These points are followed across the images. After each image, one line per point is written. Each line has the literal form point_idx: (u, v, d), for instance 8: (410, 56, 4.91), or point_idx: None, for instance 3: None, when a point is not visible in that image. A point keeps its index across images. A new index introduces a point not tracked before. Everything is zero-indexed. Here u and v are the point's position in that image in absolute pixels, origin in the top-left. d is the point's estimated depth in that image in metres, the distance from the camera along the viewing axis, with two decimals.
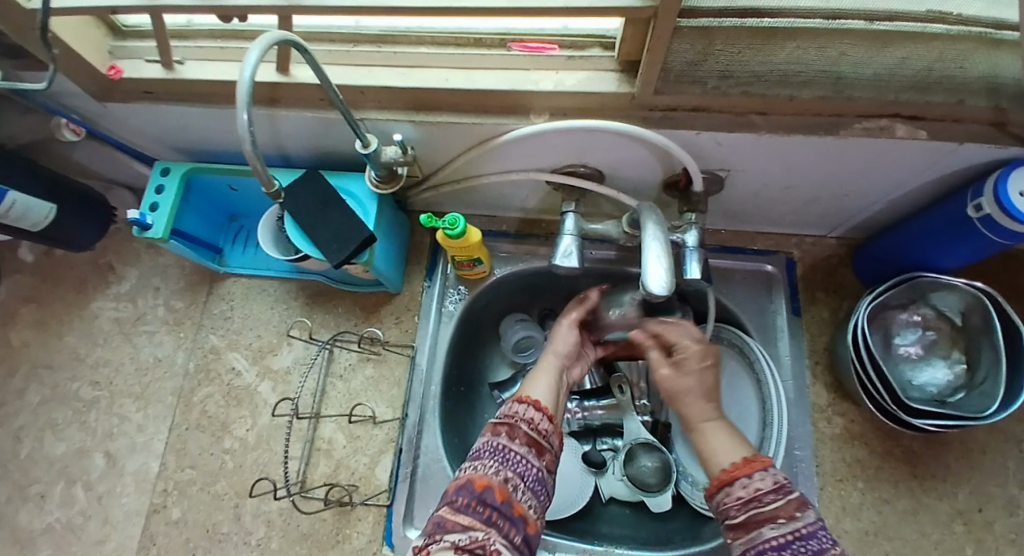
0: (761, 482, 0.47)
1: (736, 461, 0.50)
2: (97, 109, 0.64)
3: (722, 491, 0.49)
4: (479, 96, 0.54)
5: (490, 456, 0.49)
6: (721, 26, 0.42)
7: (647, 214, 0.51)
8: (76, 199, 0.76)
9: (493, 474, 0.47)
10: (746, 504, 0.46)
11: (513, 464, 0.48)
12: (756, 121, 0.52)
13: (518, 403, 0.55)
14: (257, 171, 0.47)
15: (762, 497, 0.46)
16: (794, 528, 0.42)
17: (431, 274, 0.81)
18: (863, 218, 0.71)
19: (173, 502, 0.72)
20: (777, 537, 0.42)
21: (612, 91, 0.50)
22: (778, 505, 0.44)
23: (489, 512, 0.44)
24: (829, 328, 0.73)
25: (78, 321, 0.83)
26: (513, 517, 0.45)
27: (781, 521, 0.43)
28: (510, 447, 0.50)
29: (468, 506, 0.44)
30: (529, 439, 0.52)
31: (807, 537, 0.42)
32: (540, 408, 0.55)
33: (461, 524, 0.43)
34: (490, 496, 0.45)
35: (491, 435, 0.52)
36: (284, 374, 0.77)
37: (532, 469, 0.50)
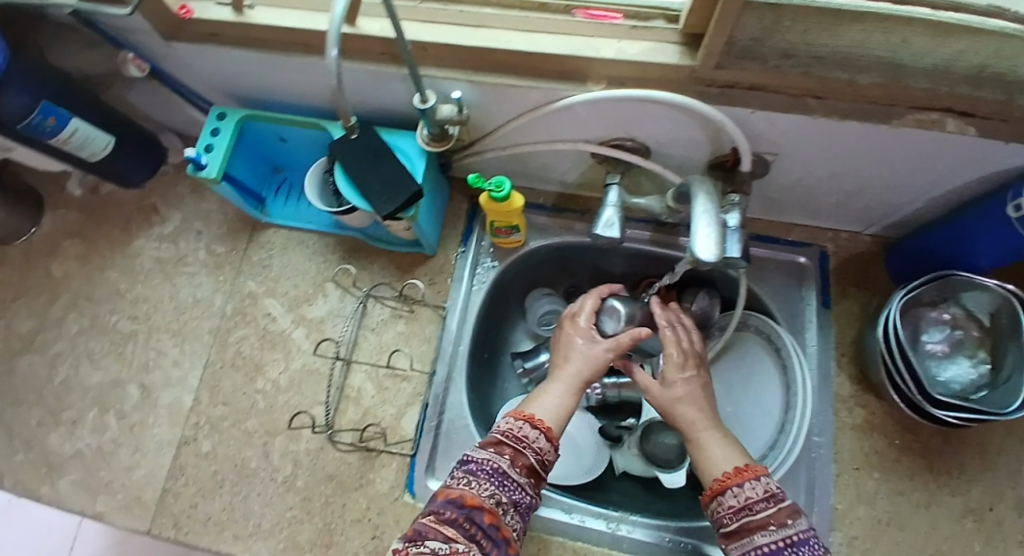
0: (753, 492, 0.49)
1: (729, 470, 0.52)
2: (161, 48, 0.66)
3: (715, 500, 0.51)
4: (540, 59, 0.55)
5: (488, 476, 0.51)
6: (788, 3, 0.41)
7: (699, 187, 0.52)
8: (129, 137, 0.78)
9: (486, 497, 0.49)
10: (739, 512, 0.49)
11: (508, 490, 0.51)
12: (812, 104, 0.53)
13: (530, 427, 0.56)
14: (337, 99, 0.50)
15: (753, 506, 0.48)
16: (785, 535, 0.45)
17: (467, 239, 0.82)
18: (900, 216, 0.72)
19: (205, 435, 0.74)
20: (768, 545, 0.45)
21: (674, 63, 0.51)
22: (769, 513, 0.47)
23: (473, 529, 0.47)
24: (856, 322, 0.74)
25: (121, 257, 0.85)
26: (497, 539, 0.48)
27: (773, 528, 0.46)
28: (509, 473, 0.52)
29: (455, 521, 0.47)
30: (530, 469, 0.54)
31: (797, 543, 0.44)
32: (551, 438, 0.56)
33: (443, 535, 0.45)
34: (479, 516, 0.48)
35: (495, 454, 0.54)
36: (319, 324, 0.79)
37: (525, 497, 0.53)
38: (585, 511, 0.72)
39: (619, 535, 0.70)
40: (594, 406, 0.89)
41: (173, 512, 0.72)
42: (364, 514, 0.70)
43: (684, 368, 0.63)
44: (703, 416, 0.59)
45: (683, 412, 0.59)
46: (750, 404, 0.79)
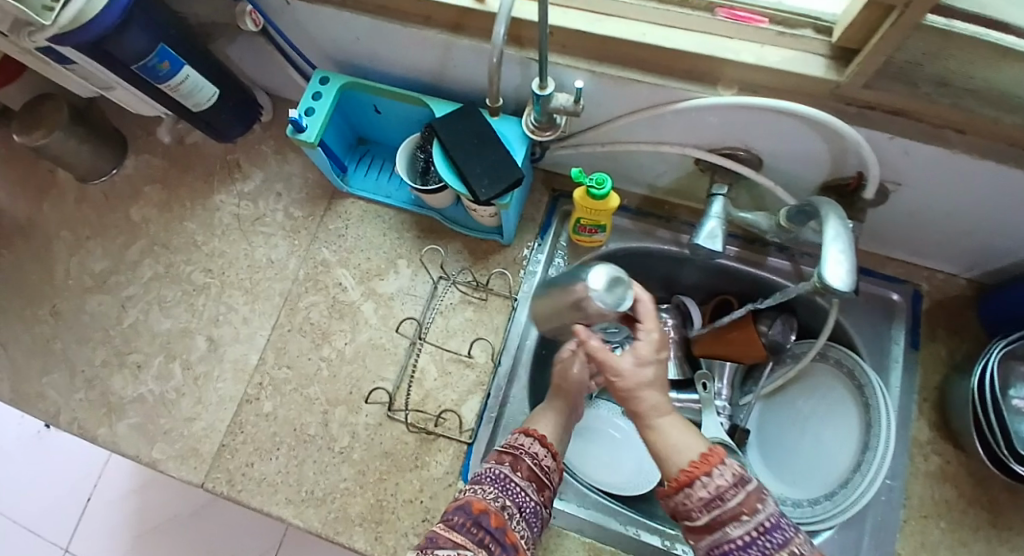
0: (720, 481, 0.48)
1: (693, 458, 0.49)
2: (280, 5, 0.66)
3: (680, 492, 0.49)
4: (674, 56, 0.53)
5: (491, 482, 0.56)
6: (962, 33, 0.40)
7: (830, 210, 0.50)
8: (229, 91, 0.78)
9: (491, 500, 0.54)
10: (710, 505, 0.47)
11: (511, 494, 0.56)
12: (951, 138, 0.51)
13: (525, 436, 0.62)
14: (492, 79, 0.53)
15: (724, 496, 0.47)
16: (759, 524, 0.46)
17: (543, 233, 0.81)
18: (1004, 263, 0.68)
19: (267, 396, 0.75)
20: (744, 538, 0.46)
21: (817, 76, 0.49)
22: (740, 501, 0.47)
23: (481, 534, 0.51)
24: (943, 368, 0.71)
25: (200, 210, 0.86)
26: (505, 543, 0.51)
27: (745, 517, 0.46)
28: (511, 478, 0.57)
29: (463, 526, 0.51)
30: (531, 473, 0.59)
31: (771, 530, 0.46)
32: (545, 443, 0.62)
33: (453, 542, 0.49)
34: (485, 520, 0.52)
35: (496, 463, 0.59)
36: (388, 300, 0.79)
37: (530, 501, 0.56)
38: (639, 526, 0.71)
39: (674, 554, 0.69)
40: None
41: (229, 468, 0.72)
42: (415, 495, 0.69)
43: (660, 349, 0.53)
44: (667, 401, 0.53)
45: (648, 398, 0.52)
46: (814, 435, 0.78)
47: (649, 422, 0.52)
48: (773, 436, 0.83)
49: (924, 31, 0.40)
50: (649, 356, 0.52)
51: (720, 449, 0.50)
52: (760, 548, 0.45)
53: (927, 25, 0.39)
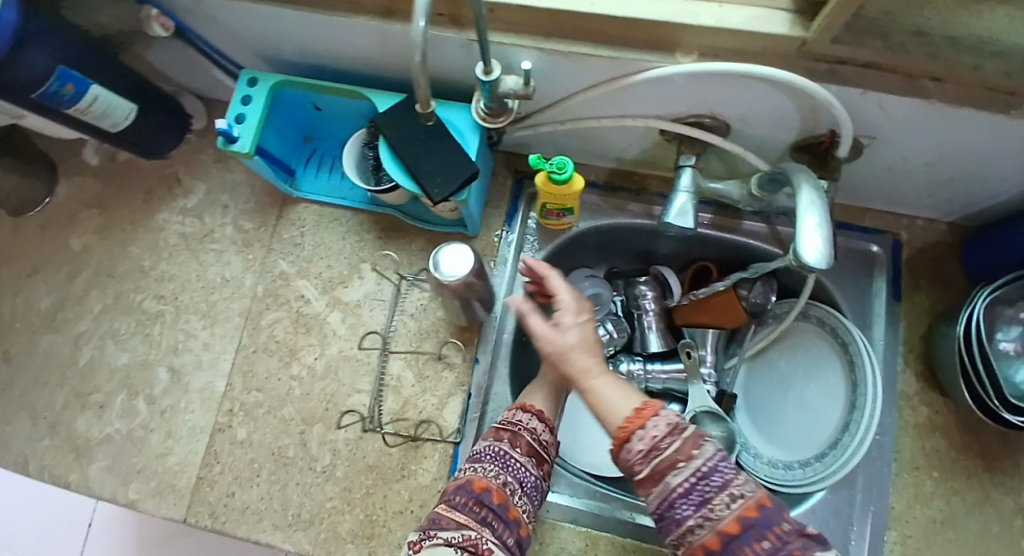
0: (655, 429, 0.48)
1: (630, 412, 0.49)
2: (192, 4, 0.59)
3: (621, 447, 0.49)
4: (628, 26, 0.49)
5: (491, 460, 0.55)
6: None
7: (803, 176, 0.47)
8: (153, 102, 0.72)
9: (493, 478, 0.53)
10: (649, 455, 0.47)
11: (513, 470, 0.54)
12: (929, 87, 0.47)
13: (523, 412, 0.61)
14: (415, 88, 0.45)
15: (659, 445, 0.47)
16: (696, 469, 0.45)
17: (511, 221, 0.77)
18: (985, 207, 0.66)
19: (239, 422, 0.72)
20: (684, 484, 0.45)
21: (783, 34, 0.45)
22: (676, 448, 0.46)
23: (485, 512, 0.50)
24: (927, 318, 0.69)
25: (144, 232, 0.80)
26: (508, 520, 0.50)
27: (681, 464, 0.46)
28: (512, 454, 0.56)
29: (466, 505, 0.50)
30: (531, 449, 0.58)
31: (709, 474, 0.44)
32: (543, 419, 0.61)
33: (456, 521, 0.49)
34: (488, 498, 0.51)
35: (495, 440, 0.57)
36: (355, 307, 0.75)
37: (530, 476, 0.55)
38: (634, 508, 0.70)
39: None
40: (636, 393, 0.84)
41: (209, 501, 0.69)
42: (405, 505, 0.68)
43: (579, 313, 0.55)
44: (597, 362, 0.53)
45: (576, 359, 0.53)
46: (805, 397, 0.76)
47: (583, 385, 0.53)
48: (761, 401, 0.80)
49: None
50: (570, 323, 0.54)
51: (656, 401, 0.50)
52: (701, 492, 0.44)
53: None
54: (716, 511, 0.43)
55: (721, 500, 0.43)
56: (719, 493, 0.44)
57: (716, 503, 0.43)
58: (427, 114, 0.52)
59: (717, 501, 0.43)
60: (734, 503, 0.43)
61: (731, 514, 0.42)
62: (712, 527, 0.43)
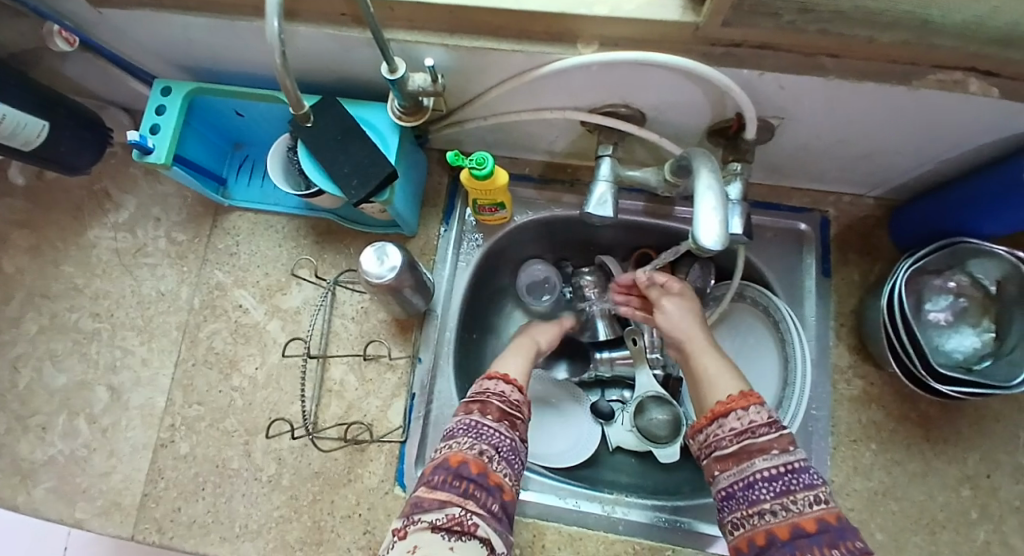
0: (755, 415, 0.52)
1: (733, 394, 0.54)
2: (91, 16, 0.58)
3: (715, 423, 0.54)
4: (525, 18, 0.48)
5: (464, 433, 0.53)
6: None
7: (701, 160, 0.47)
8: (68, 117, 0.70)
9: (468, 450, 0.51)
10: (741, 435, 0.51)
11: (486, 437, 0.53)
12: (827, 64, 0.47)
13: (490, 380, 0.60)
14: (287, 90, 0.43)
15: (755, 429, 0.51)
16: (786, 462, 0.48)
17: (448, 218, 0.76)
18: (907, 179, 0.67)
19: (181, 436, 0.71)
20: (769, 469, 0.48)
21: (675, 21, 0.45)
22: (772, 438, 0.50)
23: (464, 485, 0.49)
24: (858, 291, 0.70)
25: (75, 249, 0.79)
26: (490, 487, 0.50)
27: (774, 453, 0.49)
28: (483, 423, 0.55)
29: (445, 483, 0.49)
30: (502, 412, 0.56)
31: (798, 470, 0.47)
32: (511, 381, 0.60)
33: (438, 502, 0.47)
34: (466, 470, 0.50)
35: (465, 413, 0.56)
36: (294, 314, 0.74)
37: (505, 440, 0.54)
38: (581, 496, 0.70)
39: (615, 518, 0.68)
40: (587, 380, 0.84)
41: (155, 517, 0.69)
42: (353, 509, 0.67)
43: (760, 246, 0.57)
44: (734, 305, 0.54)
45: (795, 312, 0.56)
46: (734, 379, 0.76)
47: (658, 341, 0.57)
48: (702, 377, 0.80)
49: None
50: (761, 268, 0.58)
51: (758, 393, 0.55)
52: (785, 484, 0.47)
53: None
54: (796, 505, 0.46)
55: (804, 496, 0.46)
56: (804, 489, 0.46)
57: (798, 498, 0.46)
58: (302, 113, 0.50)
59: (800, 496, 0.46)
60: (817, 504, 0.46)
61: (811, 513, 0.45)
62: (787, 517, 0.45)
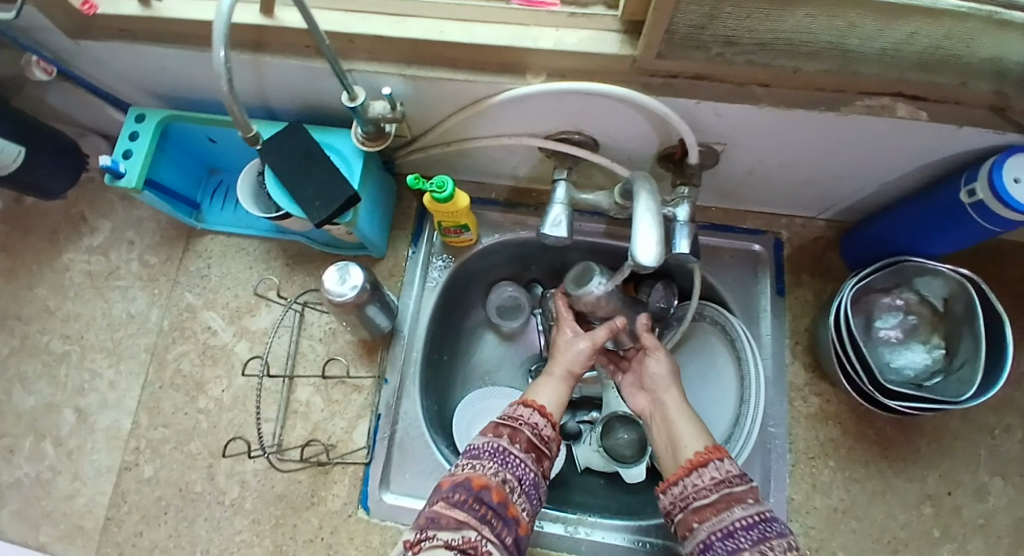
0: (733, 466, 0.51)
1: (708, 445, 0.54)
2: (69, 47, 0.60)
3: (691, 473, 0.52)
4: (476, 51, 0.51)
5: (491, 457, 0.50)
6: None
7: (641, 185, 0.51)
8: (44, 144, 0.72)
9: (492, 475, 0.49)
10: (719, 485, 0.50)
11: (512, 467, 0.50)
12: (759, 93, 0.50)
13: (525, 407, 0.57)
14: (234, 114, 0.42)
15: (731, 480, 0.50)
16: (761, 511, 0.47)
17: (417, 240, 0.78)
18: (853, 202, 0.70)
19: (146, 459, 0.71)
20: (748, 517, 0.47)
21: (614, 53, 0.48)
22: (746, 488, 0.49)
23: (484, 511, 0.46)
24: (811, 310, 0.73)
25: (48, 272, 0.80)
26: (507, 518, 0.47)
27: (749, 503, 0.48)
28: (511, 451, 0.52)
29: (464, 503, 0.46)
30: (531, 444, 0.53)
31: (771, 519, 0.47)
32: (545, 414, 0.57)
33: (455, 522, 0.45)
34: (487, 496, 0.47)
35: (494, 436, 0.53)
36: (262, 335, 0.75)
37: (530, 473, 0.52)
38: (545, 517, 0.69)
39: (577, 538, 0.68)
40: None
41: (117, 541, 0.68)
42: (316, 532, 0.67)
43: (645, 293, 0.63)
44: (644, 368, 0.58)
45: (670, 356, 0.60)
46: (696, 397, 0.77)
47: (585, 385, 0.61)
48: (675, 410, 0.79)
49: None
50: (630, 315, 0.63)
51: None
52: (761, 532, 0.46)
53: None
54: (774, 550, 0.44)
55: (781, 543, 0.44)
56: (778, 537, 0.45)
57: (775, 545, 0.44)
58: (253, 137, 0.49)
59: (776, 544, 0.44)
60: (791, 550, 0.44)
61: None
62: None
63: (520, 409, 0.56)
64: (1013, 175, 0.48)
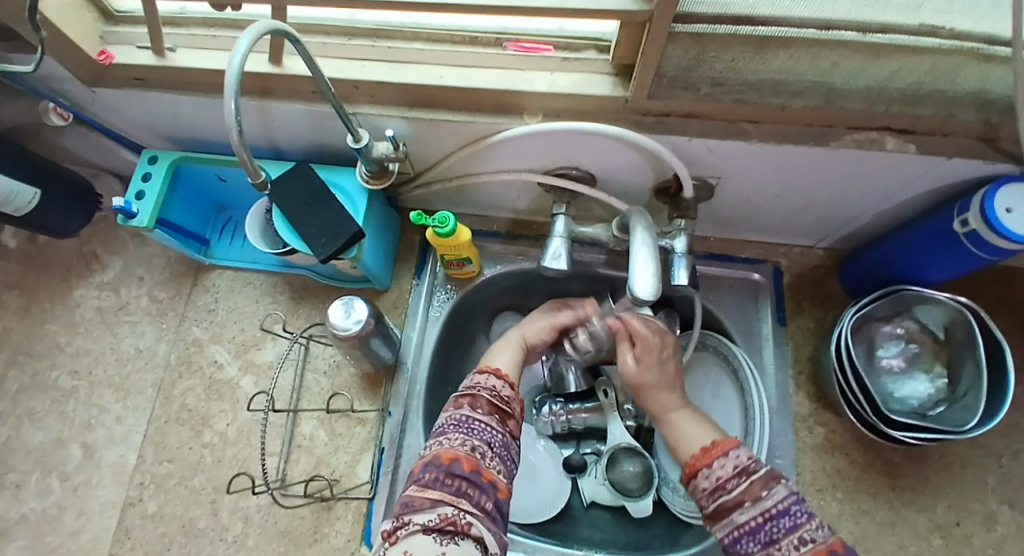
0: (724, 465, 0.48)
1: (698, 450, 0.52)
2: (87, 95, 0.63)
3: (691, 482, 0.51)
4: (475, 94, 0.53)
5: (455, 429, 0.48)
6: (715, 33, 0.41)
7: (637, 219, 0.53)
8: (59, 185, 0.75)
9: (459, 446, 0.46)
10: (715, 493, 0.48)
11: (478, 434, 0.48)
12: (747, 129, 0.51)
13: (480, 375, 0.56)
14: (244, 162, 0.43)
15: (725, 484, 0.47)
16: (762, 509, 0.44)
17: (420, 272, 0.79)
18: (848, 230, 0.71)
19: (150, 495, 0.71)
20: (749, 521, 0.44)
21: (607, 94, 0.50)
22: (742, 489, 0.46)
23: (457, 483, 0.43)
24: (812, 339, 0.73)
25: (60, 309, 0.81)
26: (483, 484, 0.44)
27: (748, 504, 0.45)
28: (474, 418, 0.49)
29: (435, 480, 0.43)
30: (493, 406, 0.52)
31: (776, 516, 0.43)
32: (500, 377, 0.56)
33: (429, 501, 0.42)
34: (458, 468, 0.44)
35: (454, 407, 0.51)
36: (267, 369, 0.76)
37: (498, 435, 0.49)
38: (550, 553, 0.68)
39: None
40: (559, 433, 0.83)
41: None
42: None
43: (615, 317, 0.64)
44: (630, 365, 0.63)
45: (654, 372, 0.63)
46: None
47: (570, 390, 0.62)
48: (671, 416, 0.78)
49: (679, 37, 0.41)
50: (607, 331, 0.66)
51: (729, 439, 0.51)
52: (769, 533, 0.43)
53: (678, 32, 0.41)
54: (784, 552, 0.41)
55: (788, 542, 0.42)
56: (785, 535, 0.42)
57: (784, 545, 0.42)
58: (262, 183, 0.48)
59: (784, 544, 0.42)
60: (803, 546, 0.41)
61: None
62: None
63: (476, 378, 0.56)
64: (1005, 204, 0.48)
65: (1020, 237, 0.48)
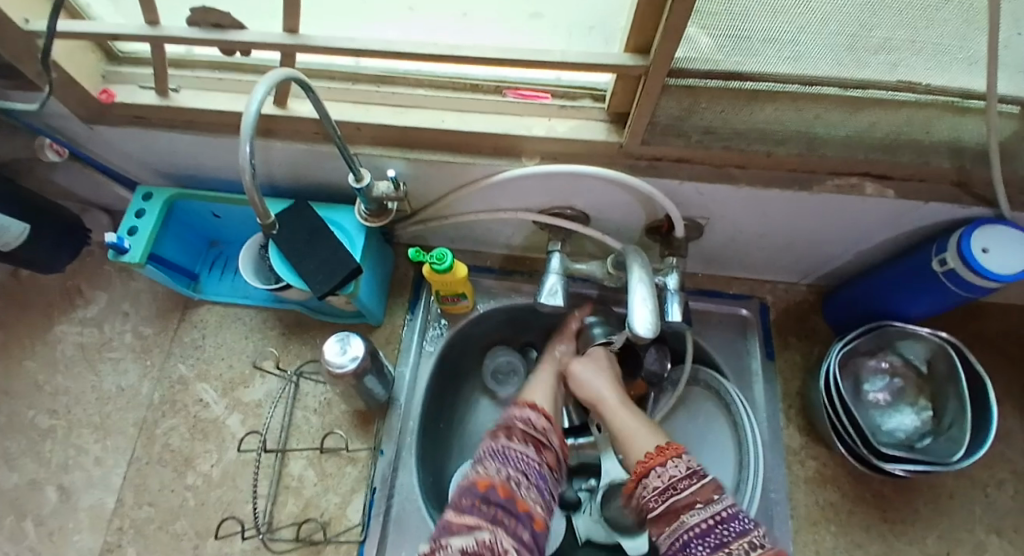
0: (678, 468, 0.52)
1: (653, 450, 0.55)
2: (83, 132, 0.63)
3: (641, 482, 0.54)
4: (474, 137, 0.55)
5: (492, 458, 0.52)
6: (706, 86, 0.44)
7: (635, 259, 0.55)
8: (47, 220, 0.74)
9: (495, 474, 0.50)
10: (665, 493, 0.51)
11: (514, 463, 0.52)
12: (735, 173, 0.54)
13: (521, 408, 0.60)
14: (253, 202, 0.43)
15: (676, 484, 0.51)
16: (714, 513, 0.49)
17: (414, 307, 0.79)
18: (829, 268, 0.74)
19: (128, 542, 0.68)
20: (702, 524, 0.48)
21: (602, 139, 0.53)
22: (694, 491, 0.50)
23: (493, 511, 0.48)
24: (800, 372, 0.75)
25: (40, 345, 0.79)
26: (519, 514, 0.48)
27: (700, 506, 0.49)
28: (510, 447, 0.54)
29: (473, 507, 0.48)
30: (528, 436, 0.56)
31: (727, 519, 0.48)
32: (540, 411, 0.60)
33: (466, 526, 0.46)
34: (493, 495, 0.49)
35: (493, 438, 0.55)
36: (255, 408, 0.74)
37: (533, 465, 0.53)
38: None
39: None
40: None
41: None
42: None
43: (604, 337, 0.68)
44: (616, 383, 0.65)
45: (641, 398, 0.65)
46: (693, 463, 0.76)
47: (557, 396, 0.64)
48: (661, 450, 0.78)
49: (674, 89, 0.44)
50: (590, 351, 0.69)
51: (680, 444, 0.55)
52: (718, 537, 0.47)
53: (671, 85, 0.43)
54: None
55: (739, 545, 0.46)
56: (738, 539, 0.47)
57: (733, 548, 0.46)
58: (269, 224, 0.48)
59: (734, 547, 0.46)
60: (752, 550, 0.46)
61: None
62: None
63: (513, 411, 0.60)
64: (981, 246, 0.51)
65: (997, 274, 0.50)
